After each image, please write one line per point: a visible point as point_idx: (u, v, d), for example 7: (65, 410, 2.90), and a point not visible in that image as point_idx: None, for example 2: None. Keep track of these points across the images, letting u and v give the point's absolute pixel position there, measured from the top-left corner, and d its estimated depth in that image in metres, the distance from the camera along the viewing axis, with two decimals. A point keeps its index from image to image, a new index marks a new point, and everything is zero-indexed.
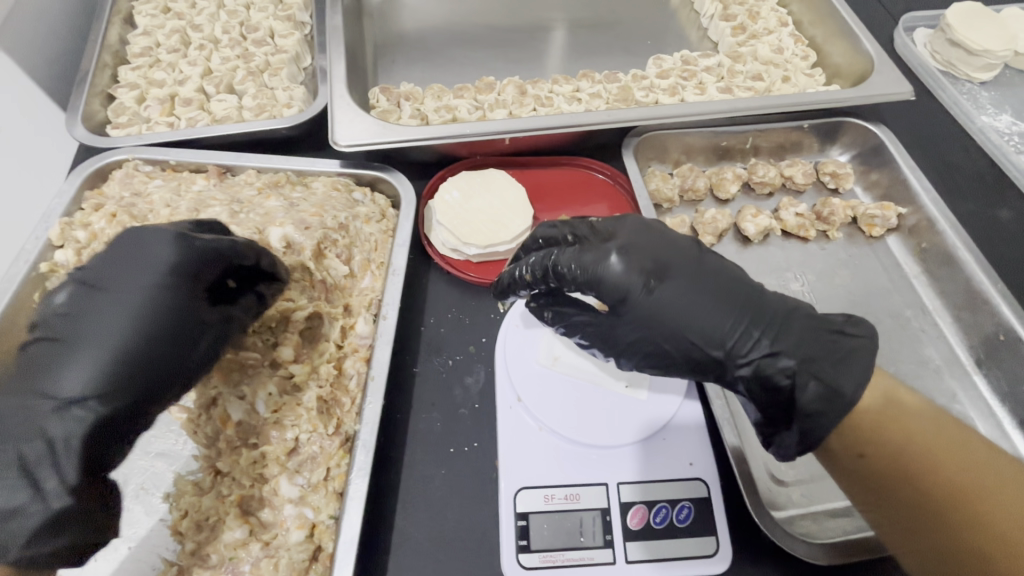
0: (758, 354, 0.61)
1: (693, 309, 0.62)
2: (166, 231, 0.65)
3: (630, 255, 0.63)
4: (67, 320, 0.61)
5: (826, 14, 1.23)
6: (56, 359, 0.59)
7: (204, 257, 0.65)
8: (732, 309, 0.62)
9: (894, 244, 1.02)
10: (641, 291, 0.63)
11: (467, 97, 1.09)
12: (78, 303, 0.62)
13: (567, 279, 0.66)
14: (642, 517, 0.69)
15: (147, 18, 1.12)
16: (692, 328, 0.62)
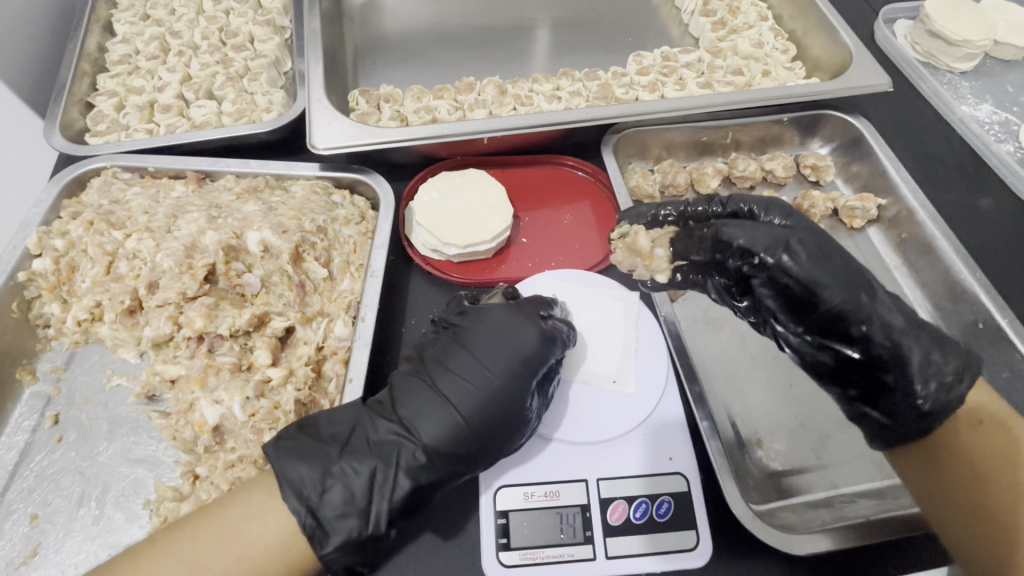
0: (867, 328, 0.72)
1: (830, 280, 0.73)
2: (469, 328, 0.73)
3: (788, 224, 0.79)
4: (380, 448, 0.65)
5: (805, 7, 1.23)
6: (417, 407, 0.68)
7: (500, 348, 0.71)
8: (850, 290, 0.73)
9: (875, 235, 1.02)
10: (787, 259, 0.73)
11: (446, 98, 1.09)
12: (390, 443, 0.66)
13: (722, 241, 0.77)
14: (621, 512, 0.69)
15: (126, 25, 1.13)
16: (823, 295, 0.73)
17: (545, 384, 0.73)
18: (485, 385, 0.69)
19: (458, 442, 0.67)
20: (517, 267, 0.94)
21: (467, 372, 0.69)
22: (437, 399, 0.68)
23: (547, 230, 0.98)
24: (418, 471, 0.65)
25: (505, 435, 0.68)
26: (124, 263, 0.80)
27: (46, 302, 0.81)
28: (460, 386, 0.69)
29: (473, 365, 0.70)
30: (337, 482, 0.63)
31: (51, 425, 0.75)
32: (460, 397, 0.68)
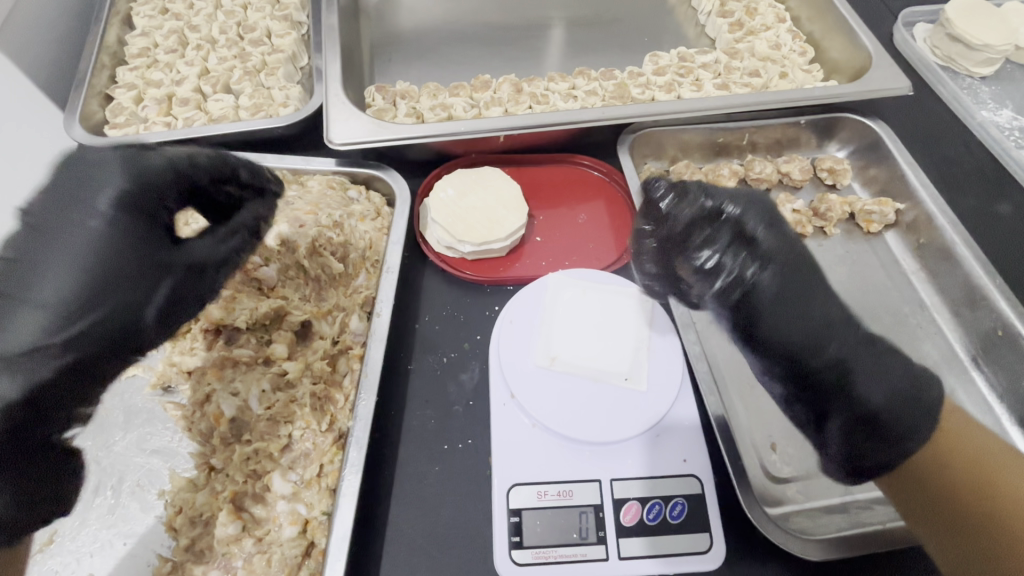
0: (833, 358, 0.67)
1: (795, 298, 0.69)
2: (29, 207, 0.63)
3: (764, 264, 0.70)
4: (2, 340, 0.60)
5: (823, 9, 1.22)
6: (2, 304, 0.60)
7: (58, 217, 0.63)
8: (805, 297, 0.69)
9: (892, 240, 1.01)
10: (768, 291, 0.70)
11: (463, 95, 1.09)
12: (1, 336, 0.60)
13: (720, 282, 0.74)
14: (635, 513, 0.69)
15: (146, 18, 1.13)
16: (804, 308, 0.68)
17: (61, 245, 0.62)
18: (28, 268, 0.61)
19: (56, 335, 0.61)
20: (532, 265, 0.93)
21: (33, 259, 0.62)
22: (17, 298, 0.61)
23: (562, 229, 0.98)
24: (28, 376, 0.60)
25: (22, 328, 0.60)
26: None
27: None
28: (29, 269, 0.61)
29: (58, 244, 0.62)
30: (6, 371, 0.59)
31: None
32: (39, 290, 0.61)
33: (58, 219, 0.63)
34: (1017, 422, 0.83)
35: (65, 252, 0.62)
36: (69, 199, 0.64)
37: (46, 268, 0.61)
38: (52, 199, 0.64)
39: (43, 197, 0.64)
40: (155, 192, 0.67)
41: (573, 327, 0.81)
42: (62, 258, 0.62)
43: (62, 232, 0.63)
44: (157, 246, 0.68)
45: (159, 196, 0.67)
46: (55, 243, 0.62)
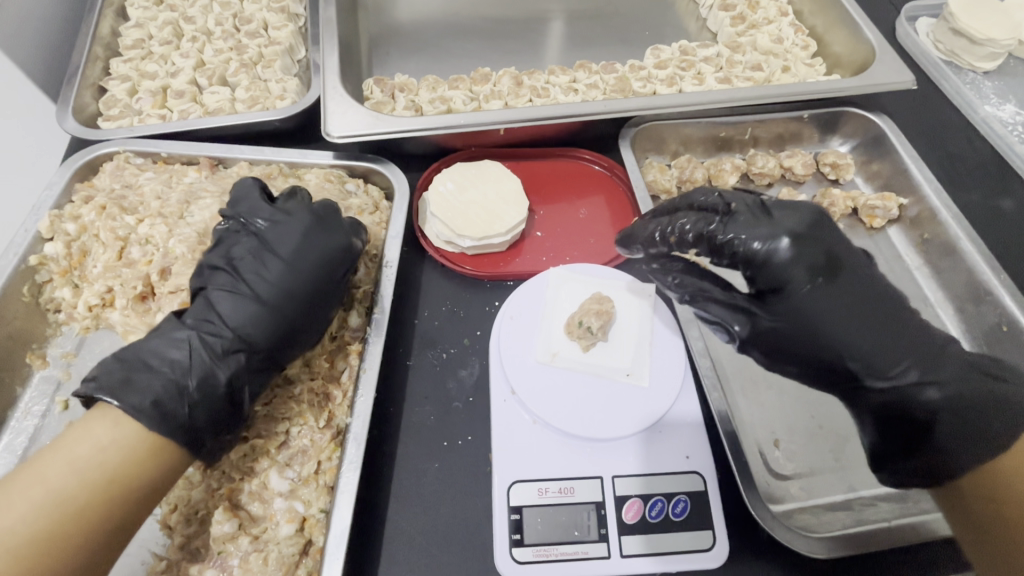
0: (908, 379, 0.65)
1: (856, 322, 0.65)
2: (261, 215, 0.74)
3: (802, 248, 0.64)
4: (203, 318, 0.68)
5: (826, 3, 1.21)
6: (222, 297, 0.69)
7: (289, 233, 0.73)
8: (872, 325, 0.65)
9: (896, 236, 1.00)
10: (802, 286, 0.64)
11: (462, 88, 1.08)
12: (222, 323, 0.68)
13: (722, 254, 0.66)
14: (637, 511, 0.68)
15: (140, 9, 1.12)
16: (832, 333, 0.64)
17: (263, 255, 0.72)
18: (233, 270, 0.71)
19: (222, 321, 0.68)
20: (532, 261, 0.92)
21: (242, 259, 0.71)
22: (238, 289, 0.70)
23: (562, 224, 0.97)
24: (241, 370, 0.67)
25: (283, 335, 0.69)
26: (136, 248, 0.80)
27: (57, 286, 0.80)
28: (231, 269, 0.71)
29: (263, 249, 0.72)
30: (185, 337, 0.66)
31: (62, 410, 0.75)
32: (262, 290, 0.70)
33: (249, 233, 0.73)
34: None
35: (272, 264, 0.71)
36: (321, 229, 0.73)
37: (263, 274, 0.71)
38: (300, 226, 0.73)
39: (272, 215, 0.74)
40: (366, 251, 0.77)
41: None
42: (284, 271, 0.71)
43: (279, 251, 0.72)
44: (344, 286, 0.75)
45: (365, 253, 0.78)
46: (296, 257, 0.71)
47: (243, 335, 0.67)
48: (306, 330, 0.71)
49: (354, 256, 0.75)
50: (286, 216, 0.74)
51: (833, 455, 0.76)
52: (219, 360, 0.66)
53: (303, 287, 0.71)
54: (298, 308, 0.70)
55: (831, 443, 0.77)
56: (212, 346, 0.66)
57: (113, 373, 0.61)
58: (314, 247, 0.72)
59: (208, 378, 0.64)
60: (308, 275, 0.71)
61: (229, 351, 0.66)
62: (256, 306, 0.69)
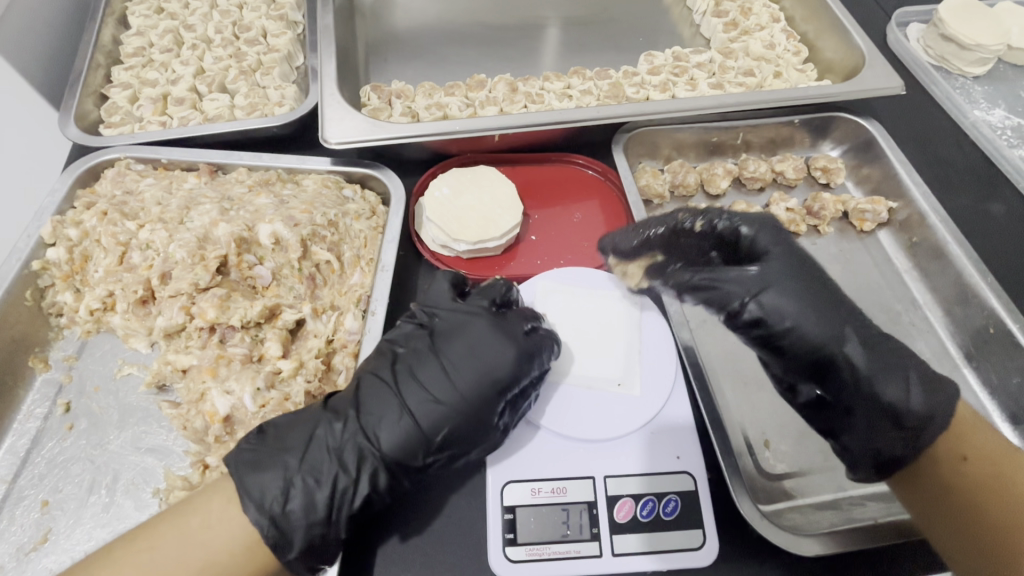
0: (850, 366, 0.71)
1: (811, 309, 0.71)
2: (455, 315, 0.74)
3: (766, 267, 0.73)
4: (364, 422, 0.66)
5: (817, 9, 1.23)
6: (385, 404, 0.67)
7: (458, 336, 0.71)
8: (831, 320, 0.71)
9: (885, 240, 1.02)
10: (748, 296, 0.71)
11: (458, 95, 1.09)
12: (374, 437, 0.66)
13: (699, 272, 0.74)
14: (628, 510, 0.69)
15: (141, 18, 1.14)
16: (797, 326, 0.70)
17: (439, 360, 0.70)
18: (404, 376, 0.69)
19: (373, 427, 0.66)
20: (526, 264, 0.94)
21: (405, 367, 0.70)
22: (396, 399, 0.67)
23: (556, 228, 0.98)
24: (378, 479, 0.65)
25: (425, 446, 0.66)
26: (137, 253, 0.81)
27: (59, 291, 0.81)
28: (405, 376, 0.69)
29: (420, 353, 0.71)
30: (331, 450, 0.64)
31: (63, 412, 0.76)
32: (424, 408, 0.67)
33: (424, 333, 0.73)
34: (1008, 419, 0.84)
35: (440, 373, 0.69)
36: (492, 345, 0.70)
37: (429, 378, 0.68)
38: (474, 339, 0.71)
39: (446, 317, 0.74)
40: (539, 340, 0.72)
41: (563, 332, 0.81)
42: (452, 372, 0.69)
43: (449, 359, 0.70)
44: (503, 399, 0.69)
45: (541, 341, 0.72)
46: (466, 367, 0.69)
47: (384, 447, 0.65)
48: (464, 436, 0.67)
49: (514, 353, 0.69)
50: (469, 317, 0.73)
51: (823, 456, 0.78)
52: (355, 465, 0.64)
53: (462, 408, 0.67)
54: (456, 425, 0.67)
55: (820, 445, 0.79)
56: (355, 444, 0.65)
57: (255, 454, 0.64)
58: (483, 367, 0.69)
59: (335, 474, 0.63)
60: (461, 404, 0.67)
61: (365, 450, 0.65)
62: (400, 415, 0.66)
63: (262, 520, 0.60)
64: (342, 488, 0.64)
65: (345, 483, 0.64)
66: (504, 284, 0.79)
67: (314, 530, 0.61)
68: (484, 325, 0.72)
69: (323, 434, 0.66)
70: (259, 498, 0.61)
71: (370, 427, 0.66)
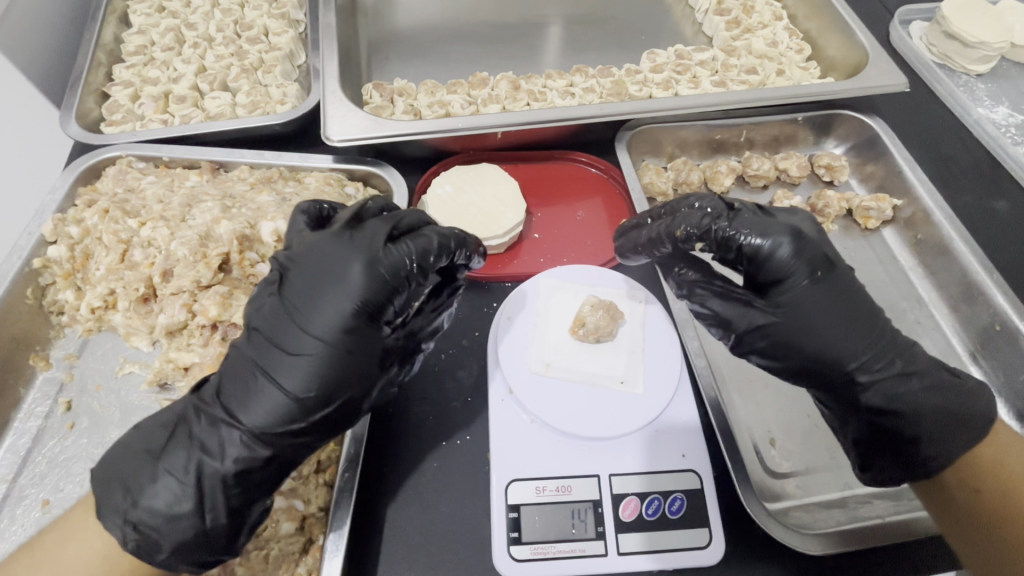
0: (883, 375, 0.67)
1: (828, 316, 0.66)
2: (295, 258, 0.66)
3: (799, 247, 0.66)
4: (226, 399, 0.61)
5: (820, 7, 1.22)
6: (243, 375, 0.62)
7: (302, 280, 0.64)
8: (859, 327, 0.67)
9: (891, 241, 1.01)
10: (801, 280, 0.66)
11: (460, 92, 1.09)
12: (240, 411, 0.60)
13: (730, 251, 0.69)
14: (634, 509, 0.69)
15: (142, 16, 1.13)
16: (817, 331, 0.66)
17: (286, 312, 0.63)
18: (262, 336, 0.63)
19: (240, 401, 0.60)
20: (530, 262, 0.94)
21: (260, 327, 0.64)
22: (255, 366, 0.62)
23: (559, 226, 0.98)
24: (250, 458, 0.59)
25: (296, 404, 0.60)
26: (139, 251, 0.80)
27: (60, 289, 0.81)
28: (259, 338, 0.63)
29: (271, 306, 0.64)
30: (200, 441, 0.60)
31: (64, 411, 0.75)
32: (282, 366, 0.60)
33: (278, 281, 0.66)
34: (1015, 417, 0.83)
35: (290, 323, 0.62)
36: (341, 274, 0.63)
37: (284, 333, 0.62)
38: (320, 264, 0.64)
39: (295, 262, 0.66)
40: (405, 267, 0.65)
41: (566, 330, 0.80)
42: (306, 322, 0.62)
43: (296, 305, 0.63)
44: (376, 333, 0.63)
45: (406, 268, 0.65)
46: (317, 310, 0.62)
47: (250, 421, 0.59)
48: (341, 385, 0.61)
49: (359, 283, 0.62)
50: (312, 246, 0.65)
51: (829, 454, 0.77)
52: (228, 440, 0.59)
53: (327, 350, 0.61)
54: (328, 371, 0.60)
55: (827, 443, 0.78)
56: (219, 425, 0.60)
57: (118, 455, 0.60)
58: (336, 296, 0.62)
59: (199, 457, 0.59)
60: (323, 348, 0.61)
61: (227, 431, 0.60)
62: (269, 383, 0.60)
63: (128, 526, 0.56)
64: (212, 471, 0.59)
65: (213, 464, 0.59)
66: (361, 210, 0.70)
67: (185, 525, 0.57)
68: (330, 245, 0.65)
69: (188, 421, 0.61)
70: (134, 503, 0.57)
71: (231, 405, 0.61)
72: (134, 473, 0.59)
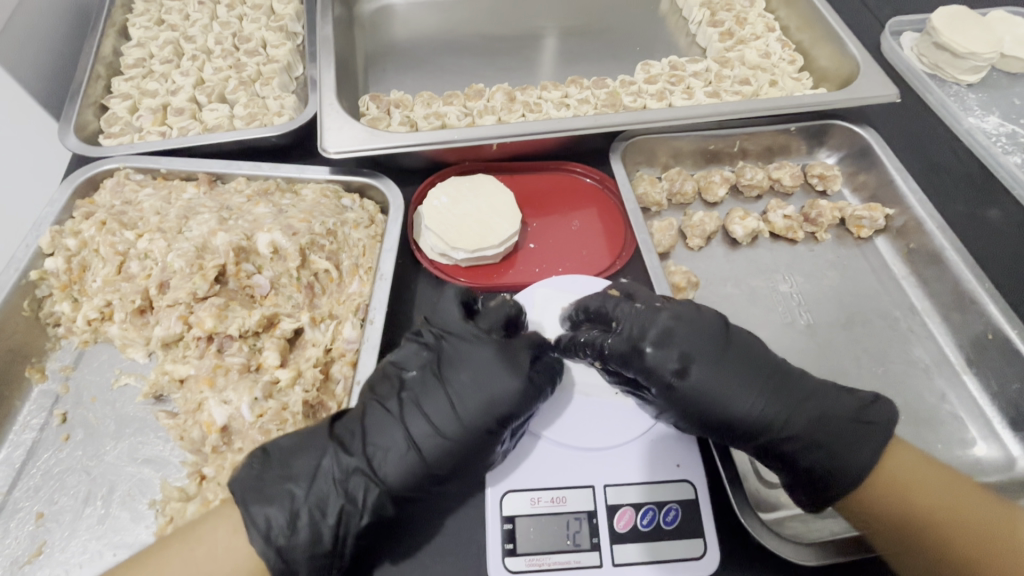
0: (789, 435, 0.68)
1: (734, 383, 0.68)
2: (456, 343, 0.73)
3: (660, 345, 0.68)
4: (370, 454, 0.66)
5: (812, 19, 1.24)
6: (388, 438, 0.67)
7: (461, 368, 0.71)
8: (756, 388, 0.68)
9: (886, 247, 1.02)
10: (676, 378, 0.67)
11: (456, 104, 1.10)
12: (379, 470, 0.66)
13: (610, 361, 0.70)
14: (629, 520, 0.69)
15: (141, 30, 1.15)
16: (726, 407, 0.67)
17: (435, 392, 0.70)
18: (408, 408, 0.69)
19: (380, 463, 0.66)
20: (525, 272, 0.94)
21: (409, 398, 0.69)
22: (401, 432, 0.67)
23: (554, 236, 0.99)
24: (381, 512, 0.66)
25: (430, 481, 0.67)
26: (136, 263, 0.81)
27: (57, 301, 0.81)
28: (407, 407, 0.69)
29: (427, 380, 0.71)
30: (334, 488, 0.65)
31: (59, 423, 0.75)
32: (427, 443, 0.67)
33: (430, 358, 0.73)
34: (1008, 425, 0.84)
35: (447, 405, 0.69)
36: (497, 374, 0.70)
37: (433, 410, 0.68)
38: (482, 363, 0.71)
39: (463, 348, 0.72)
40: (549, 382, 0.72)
41: None
42: (457, 406, 0.68)
43: (454, 388, 0.70)
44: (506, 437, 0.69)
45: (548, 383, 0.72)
46: (469, 400, 0.69)
47: (391, 481, 0.66)
48: (467, 471, 0.68)
49: (514, 393, 0.68)
50: (476, 345, 0.73)
51: None
52: (358, 497, 0.65)
53: (469, 442, 0.67)
54: (463, 459, 0.68)
55: None
56: (356, 478, 0.65)
57: (262, 480, 0.63)
58: (490, 393, 0.69)
59: (343, 505, 0.64)
60: (469, 439, 0.67)
61: (368, 485, 0.65)
62: (408, 450, 0.67)
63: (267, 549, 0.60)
64: (348, 521, 0.64)
65: (352, 514, 0.64)
66: (512, 311, 0.77)
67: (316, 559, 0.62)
68: (501, 351, 0.72)
69: (330, 466, 0.66)
70: (270, 520, 0.61)
71: (377, 462, 0.66)
72: (273, 495, 0.63)
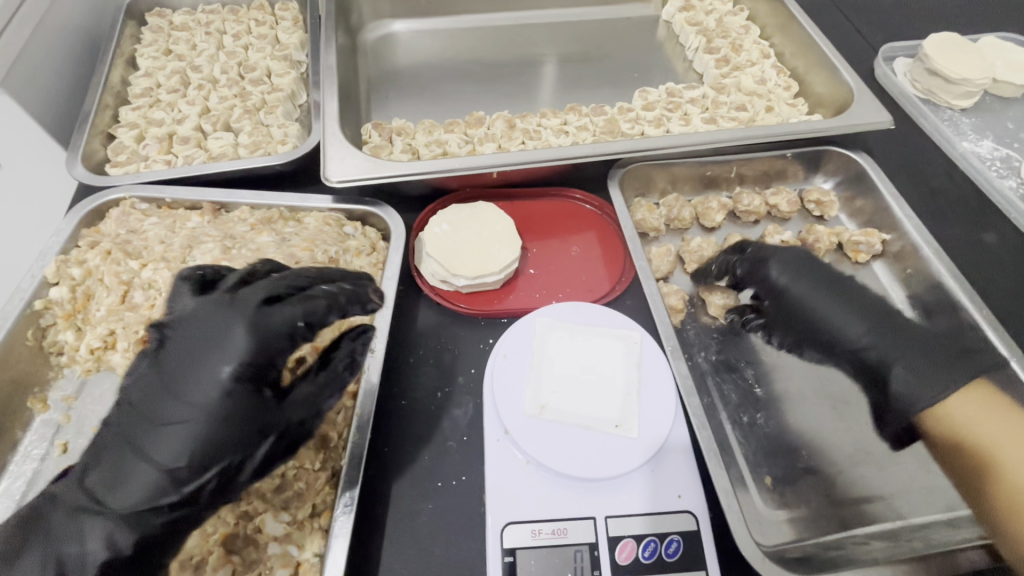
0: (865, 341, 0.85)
1: (821, 299, 0.89)
2: (169, 329, 0.65)
3: (163, 410, 0.61)
4: (101, 481, 0.59)
5: (807, 45, 1.26)
6: (115, 454, 0.59)
7: (177, 352, 0.63)
8: (862, 316, 0.87)
9: (810, 287, 0.90)
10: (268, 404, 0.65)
11: (457, 132, 1.12)
12: (112, 492, 0.58)
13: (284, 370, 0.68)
14: (630, 552, 0.68)
15: (149, 59, 1.17)
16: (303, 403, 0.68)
17: (152, 390, 0.62)
18: (133, 414, 0.61)
19: (113, 483, 0.58)
20: (525, 298, 0.95)
21: (131, 404, 0.62)
22: (125, 443, 0.60)
23: (555, 262, 0.99)
24: (119, 543, 0.57)
25: (169, 483, 0.59)
26: (139, 293, 0.82)
27: (60, 330, 0.82)
28: (134, 414, 0.61)
29: (144, 379, 0.63)
30: (55, 535, 0.56)
31: (59, 453, 0.75)
32: (156, 444, 0.59)
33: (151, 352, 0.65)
34: None
35: (167, 395, 0.61)
36: (214, 347, 0.63)
37: (161, 407, 0.61)
38: (203, 338, 0.63)
39: (180, 333, 0.64)
40: (289, 337, 0.66)
41: (560, 372, 0.81)
42: (181, 393, 0.61)
43: (172, 378, 0.62)
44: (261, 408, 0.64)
45: (292, 337, 0.67)
46: (194, 382, 0.62)
47: (124, 503, 0.58)
48: (220, 453, 0.61)
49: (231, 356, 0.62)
50: (190, 322, 0.65)
51: (825, 493, 0.79)
52: (87, 533, 0.57)
53: (205, 421, 0.61)
54: (204, 441, 0.60)
55: (821, 485, 0.79)
56: (79, 517, 0.57)
57: None
58: (216, 368, 0.62)
59: (57, 552, 0.56)
60: (201, 420, 0.60)
61: (91, 522, 0.57)
62: (139, 460, 0.59)
63: None
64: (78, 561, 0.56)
65: (76, 554, 0.56)
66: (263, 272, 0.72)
67: None
68: (215, 313, 0.65)
69: (43, 514, 0.58)
70: None
71: (98, 487, 0.59)
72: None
